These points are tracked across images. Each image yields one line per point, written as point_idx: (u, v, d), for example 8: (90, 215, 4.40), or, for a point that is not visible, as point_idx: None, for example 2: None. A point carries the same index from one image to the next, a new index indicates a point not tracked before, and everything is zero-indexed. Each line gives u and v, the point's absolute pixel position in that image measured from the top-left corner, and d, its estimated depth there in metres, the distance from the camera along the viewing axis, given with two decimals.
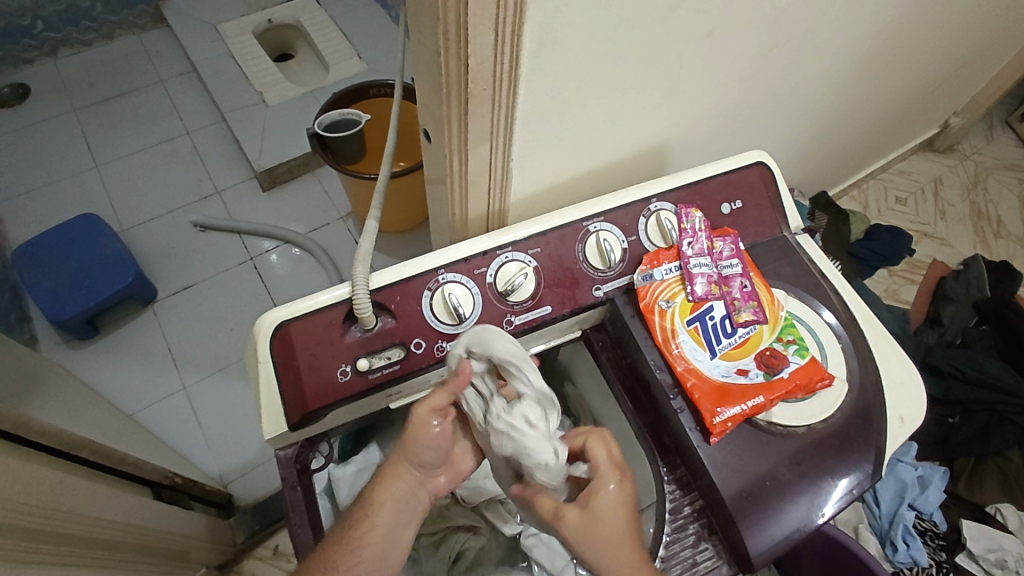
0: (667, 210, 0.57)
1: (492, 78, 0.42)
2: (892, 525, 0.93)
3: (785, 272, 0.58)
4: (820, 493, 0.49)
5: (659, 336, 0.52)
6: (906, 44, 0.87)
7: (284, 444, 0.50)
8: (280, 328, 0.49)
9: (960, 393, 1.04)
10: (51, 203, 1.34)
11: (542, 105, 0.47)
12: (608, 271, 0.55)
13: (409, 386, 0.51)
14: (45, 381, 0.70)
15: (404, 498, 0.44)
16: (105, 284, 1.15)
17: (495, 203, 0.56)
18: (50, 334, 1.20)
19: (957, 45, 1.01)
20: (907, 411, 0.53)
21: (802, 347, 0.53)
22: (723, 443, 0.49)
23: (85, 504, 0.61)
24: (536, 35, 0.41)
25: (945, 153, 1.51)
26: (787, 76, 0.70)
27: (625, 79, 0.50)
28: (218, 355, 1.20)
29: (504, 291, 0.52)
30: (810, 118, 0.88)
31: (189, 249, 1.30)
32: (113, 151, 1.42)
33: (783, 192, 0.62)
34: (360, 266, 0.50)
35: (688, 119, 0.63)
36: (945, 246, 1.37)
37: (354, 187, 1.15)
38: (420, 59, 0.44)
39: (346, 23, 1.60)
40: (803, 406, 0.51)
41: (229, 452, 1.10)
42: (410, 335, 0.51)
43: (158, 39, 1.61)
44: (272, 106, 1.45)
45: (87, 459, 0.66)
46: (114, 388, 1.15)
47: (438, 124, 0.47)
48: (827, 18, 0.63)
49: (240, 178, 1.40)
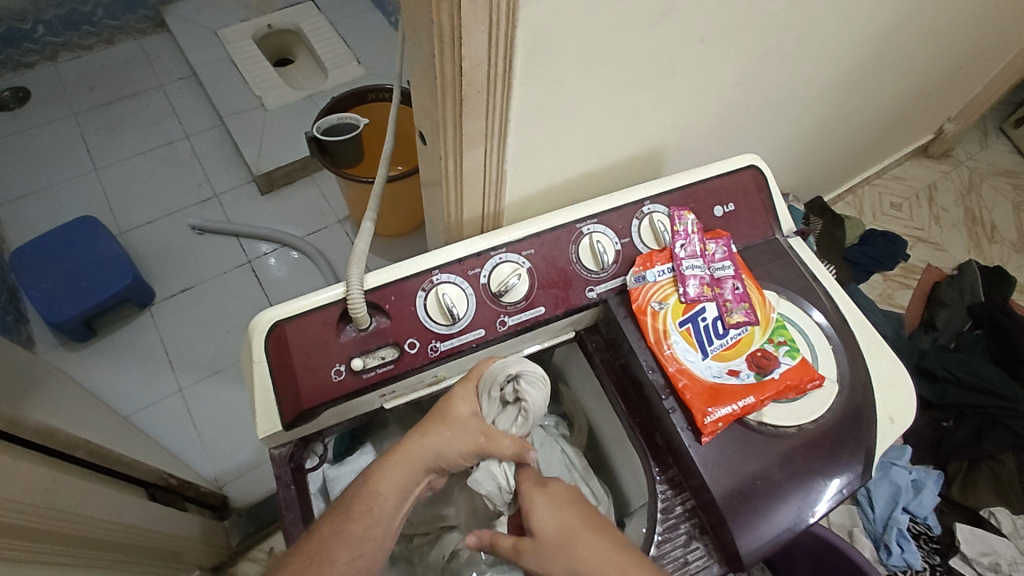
0: (660, 212, 0.58)
1: (486, 80, 0.42)
2: (887, 529, 0.93)
3: (776, 274, 0.58)
4: (811, 493, 0.49)
5: (652, 337, 0.52)
6: (898, 50, 0.88)
7: (278, 443, 0.51)
8: (276, 327, 0.49)
9: (954, 397, 1.04)
10: (49, 205, 1.35)
11: (535, 107, 0.48)
12: (601, 273, 0.56)
13: (406, 391, 0.53)
14: (41, 382, 0.71)
15: (406, 491, 0.45)
16: (103, 286, 1.16)
17: (490, 205, 0.57)
18: (47, 336, 1.20)
19: (951, 52, 1.02)
20: (897, 412, 0.54)
21: (793, 348, 0.53)
22: (714, 443, 0.49)
23: (79, 503, 0.61)
24: (529, 38, 0.41)
25: (939, 160, 1.52)
26: (780, 82, 0.71)
27: (617, 83, 0.51)
28: (214, 357, 1.20)
29: (498, 292, 0.53)
30: (803, 123, 0.89)
31: (186, 251, 1.31)
32: (112, 155, 1.43)
33: (776, 195, 0.63)
34: (355, 266, 0.50)
35: (681, 123, 0.64)
36: (940, 251, 1.38)
37: (352, 190, 1.16)
38: (416, 62, 0.44)
39: (345, 28, 1.61)
40: (793, 406, 0.51)
41: (224, 454, 1.10)
42: (404, 335, 0.51)
43: (159, 43, 1.62)
44: (271, 110, 1.45)
45: (83, 458, 0.67)
46: (110, 390, 1.15)
47: (433, 127, 0.48)
48: (819, 24, 0.64)
49: (238, 181, 1.41)
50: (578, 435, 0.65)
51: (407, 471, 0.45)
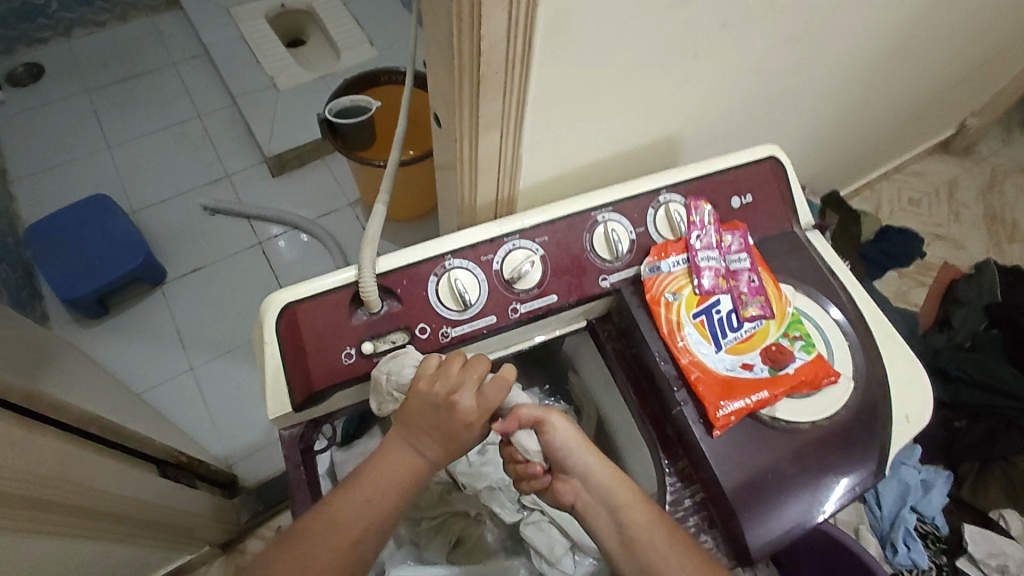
0: (677, 202, 0.57)
1: (505, 61, 0.42)
2: (893, 527, 0.90)
3: (793, 267, 0.57)
4: (822, 489, 0.49)
5: (665, 328, 0.52)
6: (925, 42, 0.86)
7: (289, 424, 0.51)
8: (287, 309, 0.49)
9: (967, 397, 1.03)
10: (64, 182, 1.35)
11: (552, 90, 0.47)
12: (616, 261, 0.55)
13: (399, 371, 0.47)
14: (55, 358, 0.71)
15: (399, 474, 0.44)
16: (115, 264, 1.16)
17: (505, 189, 0.56)
18: (60, 313, 1.21)
19: (978, 44, 1.00)
20: (912, 411, 0.53)
21: (808, 343, 0.53)
22: (726, 438, 0.49)
23: (93, 479, 0.61)
24: (550, 17, 0.40)
25: (961, 155, 1.49)
26: (801, 72, 0.69)
27: (637, 68, 0.50)
28: (225, 337, 1.21)
29: (511, 279, 0.52)
30: (824, 114, 0.87)
31: (198, 232, 1.31)
32: (127, 132, 1.43)
33: (795, 187, 0.61)
34: (367, 249, 0.50)
35: (700, 111, 0.63)
36: (957, 249, 1.36)
37: (364, 174, 1.15)
38: (433, 41, 0.43)
39: (360, 10, 1.60)
40: (806, 402, 0.51)
41: (233, 433, 1.11)
42: (415, 320, 0.51)
43: (173, 22, 1.61)
44: (283, 91, 1.45)
45: (95, 434, 0.67)
46: (121, 367, 1.16)
47: (449, 108, 0.47)
48: (844, 11, 0.62)
49: (251, 162, 1.40)
50: (588, 425, 0.65)
51: (404, 467, 0.44)
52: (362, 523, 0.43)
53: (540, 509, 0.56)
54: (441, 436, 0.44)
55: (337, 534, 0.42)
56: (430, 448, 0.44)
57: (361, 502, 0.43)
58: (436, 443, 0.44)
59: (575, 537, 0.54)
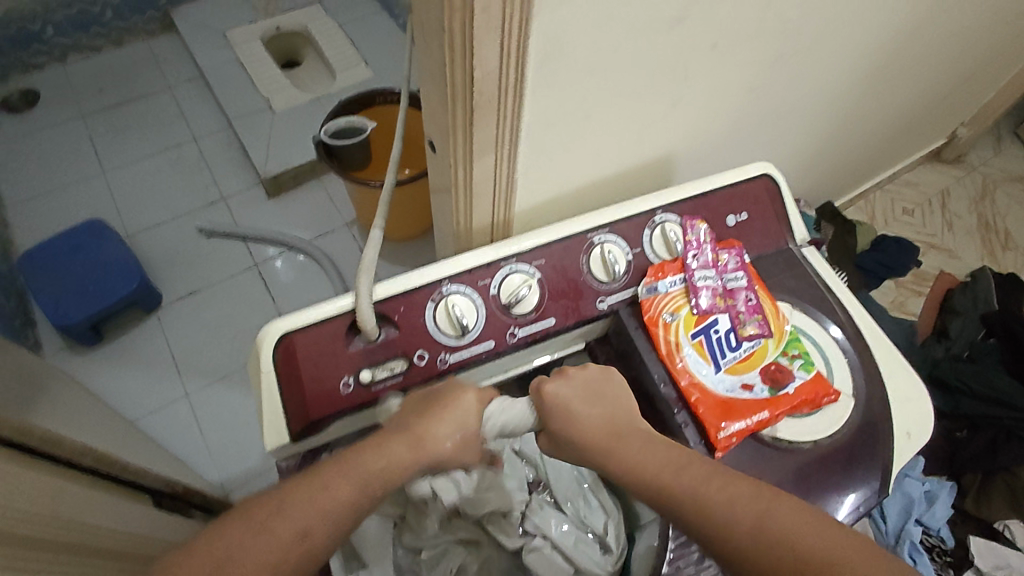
0: (672, 222, 0.57)
1: (497, 89, 0.42)
2: (899, 542, 0.88)
3: (790, 285, 0.57)
4: (826, 511, 0.48)
5: (664, 350, 0.52)
6: (913, 55, 0.86)
7: (286, 455, 0.51)
8: (284, 338, 0.48)
9: (967, 408, 1.03)
10: (58, 208, 1.35)
11: (545, 116, 0.47)
12: (613, 283, 0.55)
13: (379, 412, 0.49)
14: (49, 388, 0.71)
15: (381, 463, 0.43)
16: (109, 289, 1.15)
17: (500, 213, 0.56)
18: (54, 339, 1.20)
19: (963, 59, 1.01)
20: (914, 427, 0.53)
21: (807, 362, 0.52)
22: (727, 459, 0.49)
23: (86, 513, 0.60)
24: (541, 46, 0.41)
25: (953, 165, 1.50)
26: (792, 90, 0.70)
27: (629, 91, 0.50)
28: (222, 361, 1.20)
29: (508, 303, 0.52)
30: (815, 130, 0.88)
31: (194, 255, 1.31)
32: (121, 157, 1.43)
33: (789, 204, 0.62)
34: (363, 276, 0.50)
35: (693, 130, 0.63)
36: (952, 259, 1.37)
37: (359, 194, 1.15)
38: (426, 70, 0.44)
39: (353, 31, 1.61)
40: (808, 422, 0.50)
41: (230, 460, 1.10)
42: (413, 346, 0.51)
43: (167, 46, 1.62)
44: (278, 113, 1.45)
45: (89, 466, 0.66)
46: (116, 394, 1.15)
47: (443, 135, 0.47)
48: (832, 30, 0.63)
49: (245, 184, 1.41)
50: None
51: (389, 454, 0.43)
52: (317, 510, 0.41)
53: (543, 535, 0.55)
54: (432, 420, 0.45)
55: (289, 521, 0.40)
56: (421, 433, 0.44)
57: (322, 485, 0.41)
58: (428, 428, 0.45)
59: (580, 565, 0.54)
